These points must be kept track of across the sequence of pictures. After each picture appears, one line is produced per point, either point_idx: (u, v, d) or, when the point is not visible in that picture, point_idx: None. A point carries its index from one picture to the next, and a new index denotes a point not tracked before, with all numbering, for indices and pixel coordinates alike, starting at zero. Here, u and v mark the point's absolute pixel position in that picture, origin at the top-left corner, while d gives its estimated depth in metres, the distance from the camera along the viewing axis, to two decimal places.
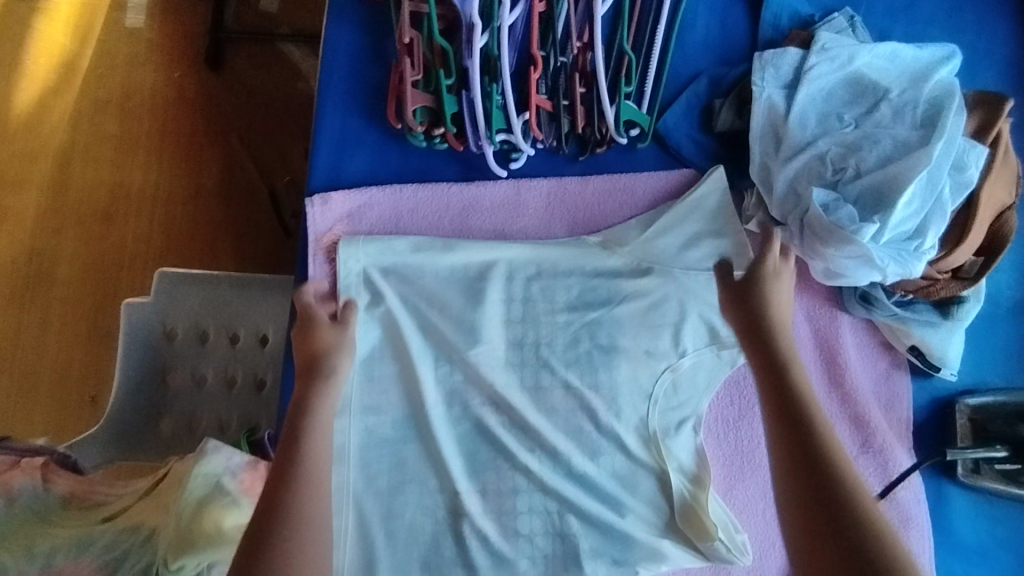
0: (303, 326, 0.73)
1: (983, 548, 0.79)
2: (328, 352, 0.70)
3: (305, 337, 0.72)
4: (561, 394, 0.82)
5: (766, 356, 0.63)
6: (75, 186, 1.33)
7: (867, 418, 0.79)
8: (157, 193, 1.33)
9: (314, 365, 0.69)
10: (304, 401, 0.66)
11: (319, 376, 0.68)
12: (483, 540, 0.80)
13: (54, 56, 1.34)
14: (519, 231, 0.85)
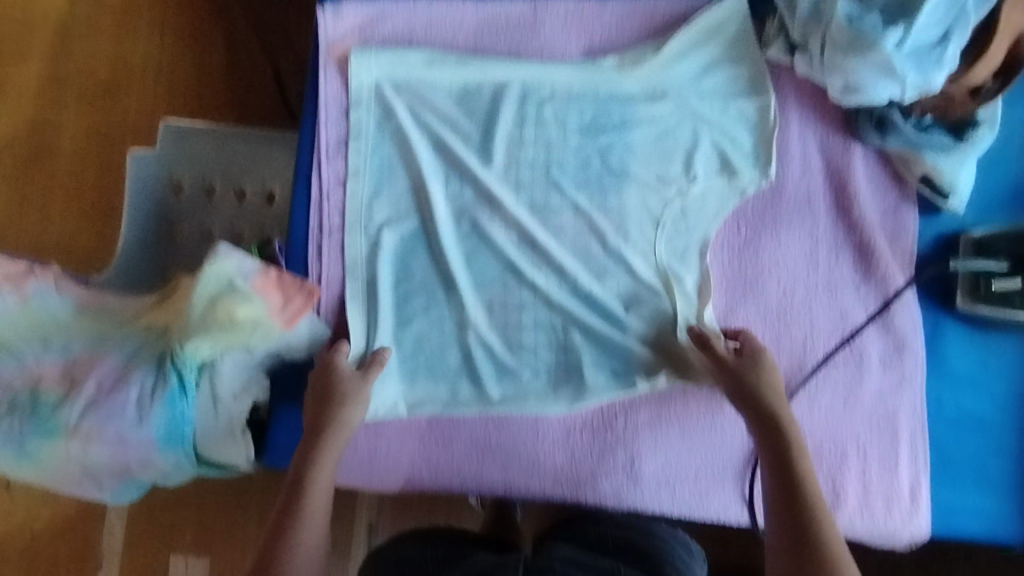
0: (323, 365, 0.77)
1: (974, 378, 0.81)
2: (342, 405, 0.74)
3: (327, 372, 0.76)
4: (570, 216, 0.82)
5: (773, 442, 0.70)
6: (71, 56, 1.30)
7: (872, 246, 0.80)
8: (156, 68, 1.29)
9: (330, 392, 0.75)
10: (320, 427, 0.73)
11: (327, 428, 0.73)
12: (487, 353, 0.81)
13: None
14: (535, 52, 0.83)
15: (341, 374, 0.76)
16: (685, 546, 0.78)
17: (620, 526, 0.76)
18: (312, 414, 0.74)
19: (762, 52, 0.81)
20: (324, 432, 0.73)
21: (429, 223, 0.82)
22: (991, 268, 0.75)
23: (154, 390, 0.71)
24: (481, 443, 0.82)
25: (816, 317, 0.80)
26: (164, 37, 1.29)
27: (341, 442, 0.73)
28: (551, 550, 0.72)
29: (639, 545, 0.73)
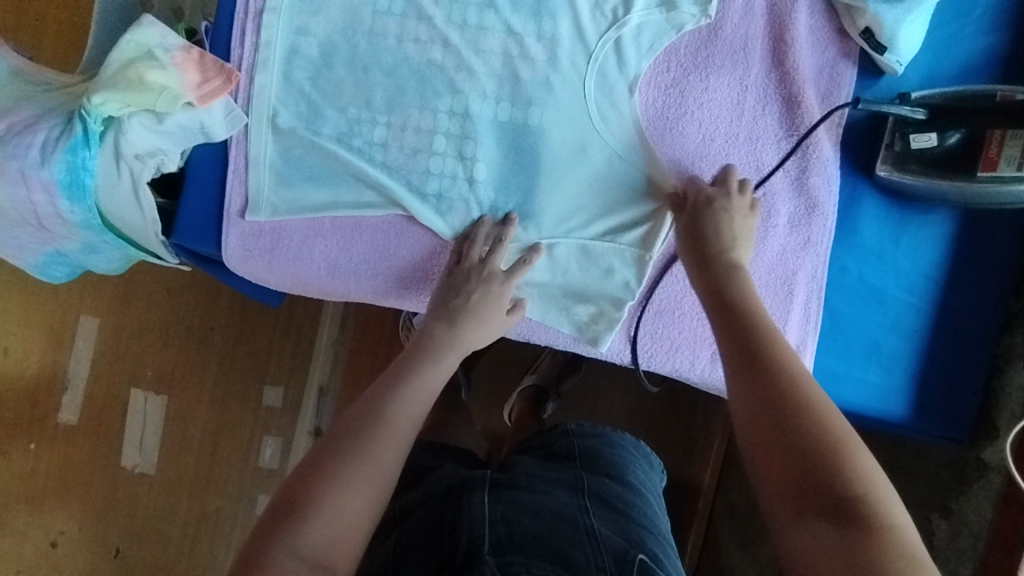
0: (458, 279, 0.76)
1: (883, 252, 0.79)
2: (462, 304, 0.74)
3: (460, 285, 0.75)
4: (501, 39, 0.80)
5: (726, 314, 0.61)
6: None
7: (800, 100, 0.77)
8: None
9: (461, 287, 0.75)
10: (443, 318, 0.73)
11: (422, 351, 0.71)
12: (397, 167, 0.80)
13: None
14: None
15: (487, 302, 0.75)
16: (634, 446, 0.96)
17: (584, 442, 0.92)
18: (425, 326, 0.74)
19: None
20: (436, 330, 0.72)
21: (354, 20, 0.80)
22: (910, 114, 0.72)
23: (59, 137, 0.73)
24: (379, 251, 0.82)
25: (732, 169, 0.78)
26: None
27: (455, 355, 0.72)
28: (519, 466, 0.86)
29: (596, 452, 0.90)
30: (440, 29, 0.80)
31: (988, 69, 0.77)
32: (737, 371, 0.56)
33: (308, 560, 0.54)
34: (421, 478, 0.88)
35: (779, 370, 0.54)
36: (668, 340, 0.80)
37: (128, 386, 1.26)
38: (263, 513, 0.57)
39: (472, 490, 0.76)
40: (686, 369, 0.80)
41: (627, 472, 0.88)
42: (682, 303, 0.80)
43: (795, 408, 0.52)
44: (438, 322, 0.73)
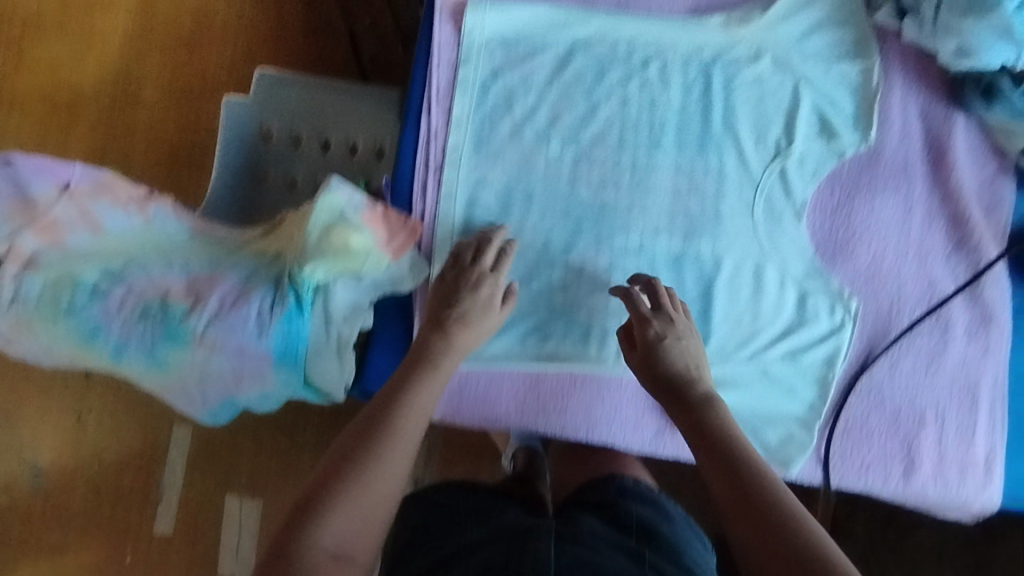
0: (652, 348, 0.71)
1: None
2: (466, 299, 0.75)
3: (453, 293, 0.76)
4: (670, 175, 0.83)
5: (688, 416, 0.68)
6: (168, 7, 1.47)
7: (966, 218, 0.80)
8: (250, 27, 1.47)
9: (450, 300, 0.76)
10: (445, 308, 0.75)
11: (427, 363, 0.72)
12: (576, 304, 0.83)
13: None
14: (642, 6, 0.84)
15: (483, 313, 0.75)
16: (688, 519, 0.77)
17: (639, 507, 0.74)
18: (422, 337, 0.74)
19: (870, 17, 0.82)
20: (438, 333, 0.74)
21: (528, 167, 0.84)
22: None
23: (272, 308, 0.76)
24: (564, 389, 0.84)
25: (905, 284, 0.81)
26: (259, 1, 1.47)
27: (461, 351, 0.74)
28: (580, 522, 0.70)
29: (656, 525, 0.71)
30: (612, 170, 0.84)
31: None
32: (716, 467, 0.63)
33: (327, 553, 0.58)
34: (473, 521, 0.70)
35: (753, 462, 0.63)
36: (859, 458, 0.81)
37: (223, 493, 1.16)
38: (287, 511, 0.61)
39: (539, 538, 0.66)
40: (881, 484, 0.80)
41: (688, 556, 0.70)
42: (869, 421, 0.80)
43: (805, 540, 0.56)
44: (433, 332, 0.74)
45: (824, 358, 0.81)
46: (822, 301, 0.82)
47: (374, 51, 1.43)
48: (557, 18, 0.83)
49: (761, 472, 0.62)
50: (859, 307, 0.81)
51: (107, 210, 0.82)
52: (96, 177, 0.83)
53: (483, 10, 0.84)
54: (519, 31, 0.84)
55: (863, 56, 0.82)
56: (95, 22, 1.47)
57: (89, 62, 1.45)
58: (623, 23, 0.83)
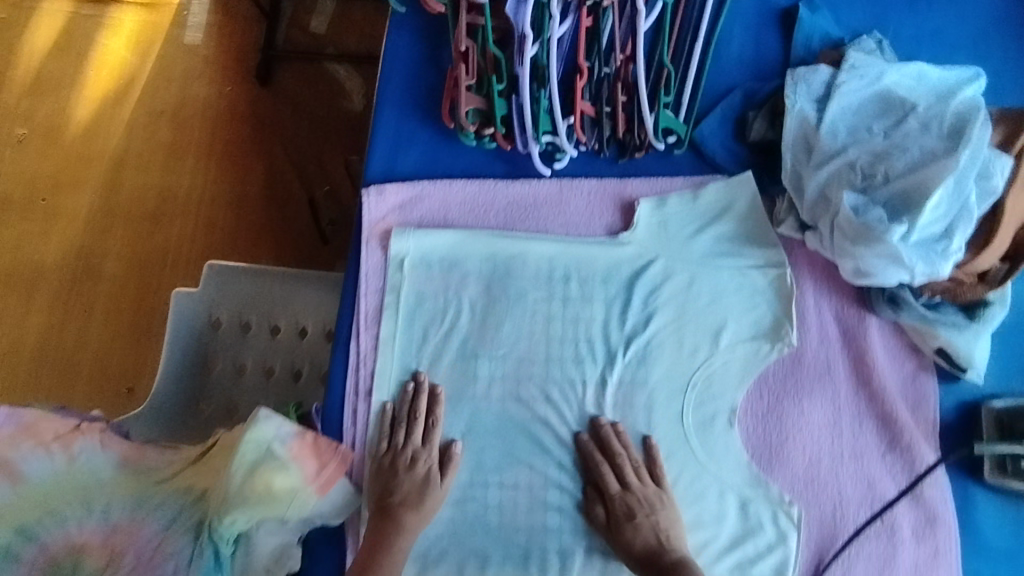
0: (620, 522, 0.78)
1: (1011, 554, 0.80)
2: (401, 484, 0.79)
3: (392, 481, 0.80)
4: (596, 389, 0.84)
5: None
6: (128, 189, 1.50)
7: (894, 417, 0.81)
8: (204, 197, 1.49)
9: (393, 486, 0.79)
10: (393, 505, 0.78)
11: (382, 553, 0.76)
12: (514, 528, 0.81)
13: (115, 70, 1.53)
14: (561, 227, 0.88)
15: (427, 485, 0.79)
16: None
17: None
18: (372, 526, 0.78)
19: (774, 228, 0.87)
20: (386, 520, 0.78)
21: (459, 386, 0.84)
22: (1017, 451, 0.77)
23: (191, 562, 0.74)
24: None
25: (845, 487, 0.80)
26: (212, 172, 1.50)
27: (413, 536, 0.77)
28: None
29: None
30: (542, 385, 0.84)
31: None
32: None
33: None
34: None
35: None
36: None
37: None
38: None
39: None
40: None
41: None
42: None
43: None
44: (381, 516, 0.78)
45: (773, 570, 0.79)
46: (766, 511, 0.80)
47: (333, 221, 1.44)
48: (481, 241, 0.87)
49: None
50: (802, 514, 0.80)
51: (27, 457, 0.80)
52: (20, 420, 0.81)
53: (408, 238, 0.87)
54: (446, 254, 0.87)
55: (773, 261, 0.86)
56: (59, 200, 1.50)
57: (53, 241, 1.48)
58: (543, 241, 0.87)
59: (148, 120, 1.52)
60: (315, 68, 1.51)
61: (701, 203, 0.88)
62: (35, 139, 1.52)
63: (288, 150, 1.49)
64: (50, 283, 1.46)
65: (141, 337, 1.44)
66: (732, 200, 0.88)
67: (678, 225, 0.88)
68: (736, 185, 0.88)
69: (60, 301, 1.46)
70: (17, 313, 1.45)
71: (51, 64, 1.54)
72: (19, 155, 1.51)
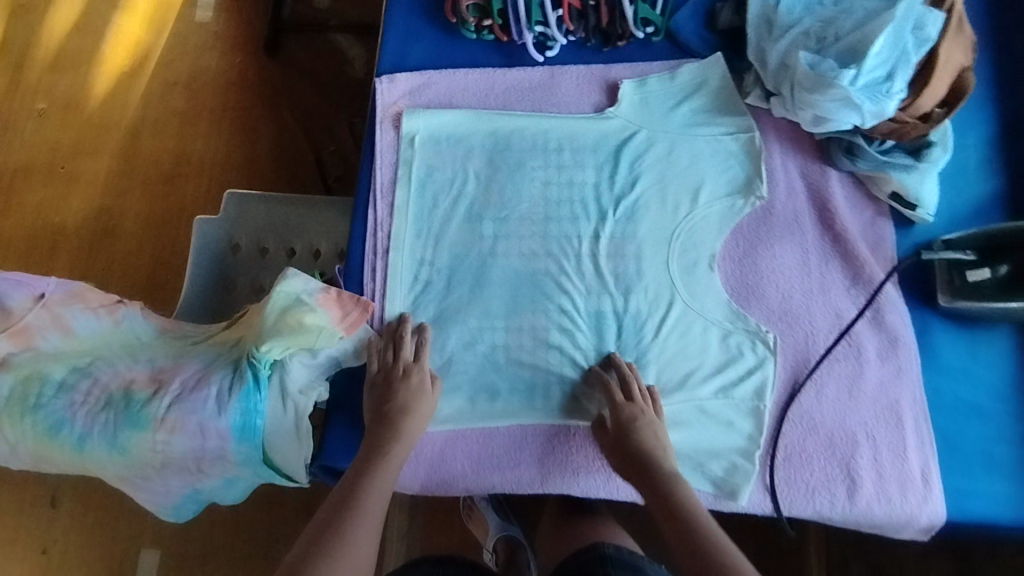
0: (625, 426, 0.81)
1: (968, 369, 0.88)
2: (400, 397, 0.83)
3: (387, 393, 0.84)
4: (589, 243, 0.93)
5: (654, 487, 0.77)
6: (145, 153, 1.58)
7: (856, 254, 0.91)
8: (217, 158, 1.57)
9: (386, 407, 0.83)
10: (388, 410, 0.82)
11: (379, 456, 0.79)
12: (520, 364, 0.89)
13: (131, 47, 1.65)
14: (553, 106, 0.99)
15: (415, 394, 0.83)
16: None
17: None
18: (370, 432, 0.82)
19: (744, 100, 0.97)
20: (380, 449, 0.80)
21: (467, 244, 0.93)
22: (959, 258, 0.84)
23: (231, 387, 0.82)
24: (516, 443, 0.88)
25: (815, 317, 0.89)
26: (224, 135, 1.59)
27: (403, 453, 0.80)
28: None
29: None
30: (541, 241, 0.93)
31: (997, 209, 0.93)
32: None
33: None
34: None
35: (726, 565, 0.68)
36: (803, 483, 0.84)
37: None
38: None
39: None
40: (828, 509, 0.83)
41: None
42: (806, 447, 0.85)
43: None
44: (377, 431, 0.81)
45: (754, 390, 0.87)
46: (745, 340, 0.89)
47: (338, 175, 1.53)
48: (482, 120, 0.97)
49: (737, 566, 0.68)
50: (776, 341, 0.89)
51: (77, 315, 0.87)
52: (69, 288, 0.89)
53: (417, 117, 0.97)
54: (451, 132, 0.97)
55: (743, 127, 0.96)
56: (78, 166, 1.58)
57: (74, 203, 1.56)
58: (538, 117, 0.98)
59: (162, 91, 1.62)
60: (320, 38, 1.63)
61: (677, 81, 0.98)
62: (55, 112, 1.62)
63: (296, 114, 1.59)
64: (71, 241, 1.53)
65: (158, 289, 1.49)
66: (705, 78, 0.98)
67: (657, 101, 0.98)
68: (707, 65, 0.99)
69: (80, 257, 1.52)
70: (38, 268, 1.51)
71: (69, 44, 1.65)
72: (41, 127, 1.61)
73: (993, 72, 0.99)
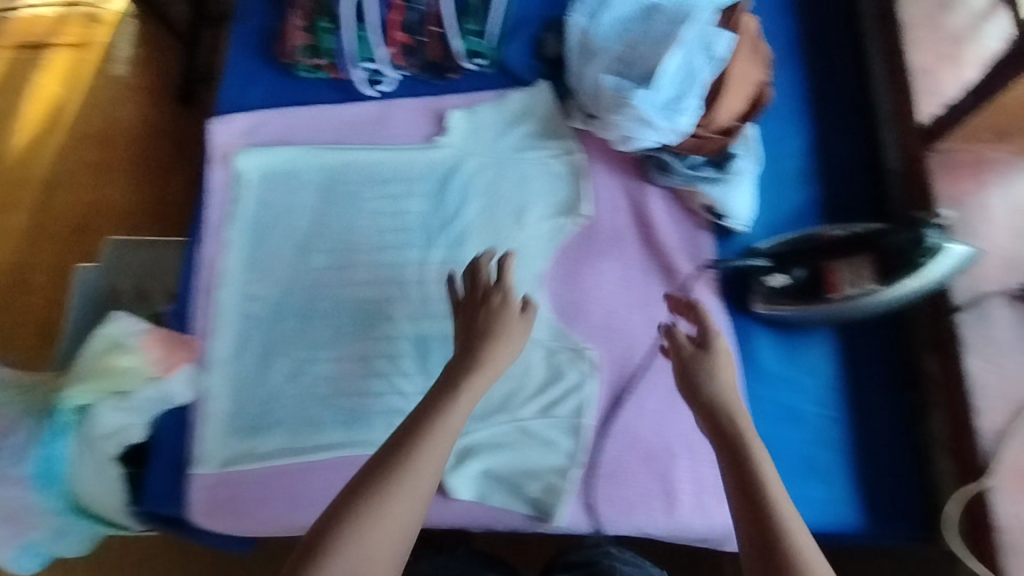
0: (476, 308, 0.71)
1: (787, 375, 0.89)
2: (497, 326, 0.70)
3: (474, 316, 0.71)
4: (417, 270, 0.94)
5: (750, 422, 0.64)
6: (56, 204, 1.50)
7: (674, 267, 0.93)
8: (127, 206, 1.48)
9: (476, 325, 0.70)
10: (471, 344, 0.69)
11: (447, 387, 0.67)
12: (343, 394, 0.89)
13: (45, 103, 1.57)
14: (384, 138, 1.00)
15: (502, 316, 0.70)
16: None
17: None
18: (449, 368, 0.69)
19: (568, 124, 0.99)
20: (453, 384, 0.67)
21: (293, 278, 0.93)
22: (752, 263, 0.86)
23: (32, 436, 0.82)
24: (338, 475, 0.86)
25: (636, 332, 0.91)
26: (134, 181, 1.49)
27: (484, 378, 0.67)
28: None
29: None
30: (369, 270, 0.93)
31: (813, 216, 0.95)
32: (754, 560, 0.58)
33: None
34: None
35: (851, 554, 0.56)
36: (623, 500, 0.84)
37: None
38: None
39: None
40: (645, 524, 0.83)
41: None
42: (626, 462, 0.85)
43: None
44: (462, 362, 0.68)
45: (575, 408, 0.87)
46: (568, 358, 0.89)
47: None
48: (310, 153, 0.98)
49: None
50: (598, 357, 0.89)
51: None
52: None
53: (245, 155, 0.98)
54: (281, 167, 0.97)
55: (567, 151, 0.98)
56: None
57: None
58: (367, 149, 0.98)
59: (57, 143, 1.54)
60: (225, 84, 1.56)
61: (505, 110, 1.00)
62: None
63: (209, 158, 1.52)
64: None
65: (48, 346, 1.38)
66: (532, 105, 1.00)
67: (486, 129, 1.00)
68: (534, 92, 1.01)
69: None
70: None
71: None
72: None
73: (808, 85, 1.01)
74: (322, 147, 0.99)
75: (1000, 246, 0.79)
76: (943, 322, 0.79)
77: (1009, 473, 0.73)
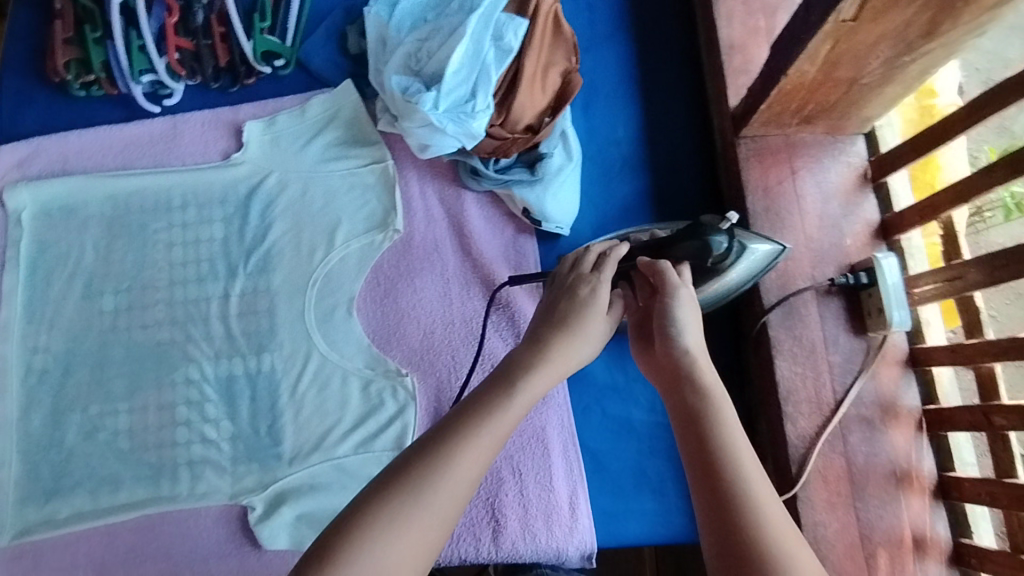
0: (560, 296, 0.63)
1: (617, 385, 0.84)
2: (568, 309, 0.61)
3: (560, 302, 0.62)
4: (219, 304, 0.87)
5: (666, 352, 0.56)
6: None
7: (495, 278, 0.87)
8: None
9: (555, 313, 0.61)
10: (561, 319, 0.60)
11: (540, 362, 0.56)
12: (145, 448, 0.82)
13: None
14: (177, 158, 0.92)
15: (588, 311, 0.60)
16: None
17: None
18: (515, 353, 0.58)
19: (377, 128, 0.91)
20: (527, 364, 0.56)
21: (86, 323, 0.86)
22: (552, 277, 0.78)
23: None
24: (144, 534, 0.80)
25: (458, 352, 0.85)
26: None
27: (552, 375, 0.56)
28: None
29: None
30: (167, 308, 0.87)
31: (642, 210, 0.89)
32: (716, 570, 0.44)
33: None
34: None
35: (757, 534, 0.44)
36: (447, 531, 0.79)
37: None
38: None
39: None
40: (470, 557, 0.79)
41: None
42: None
43: None
44: (528, 351, 0.58)
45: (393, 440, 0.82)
46: (386, 384, 0.84)
47: None
48: (96, 182, 0.90)
49: (749, 485, 0.46)
50: (416, 384, 0.84)
51: None
52: None
53: (21, 189, 0.89)
54: (64, 201, 0.90)
55: (376, 159, 0.91)
56: None
57: None
58: (159, 173, 0.90)
59: None
60: None
61: (308, 117, 0.92)
62: None
63: None
64: None
65: None
66: (337, 111, 0.92)
67: (288, 140, 0.92)
68: (337, 94, 0.92)
69: None
70: None
71: None
72: None
73: (635, 64, 0.94)
74: (108, 175, 0.90)
75: (810, 237, 0.75)
76: (754, 327, 0.74)
77: (818, 482, 0.68)
